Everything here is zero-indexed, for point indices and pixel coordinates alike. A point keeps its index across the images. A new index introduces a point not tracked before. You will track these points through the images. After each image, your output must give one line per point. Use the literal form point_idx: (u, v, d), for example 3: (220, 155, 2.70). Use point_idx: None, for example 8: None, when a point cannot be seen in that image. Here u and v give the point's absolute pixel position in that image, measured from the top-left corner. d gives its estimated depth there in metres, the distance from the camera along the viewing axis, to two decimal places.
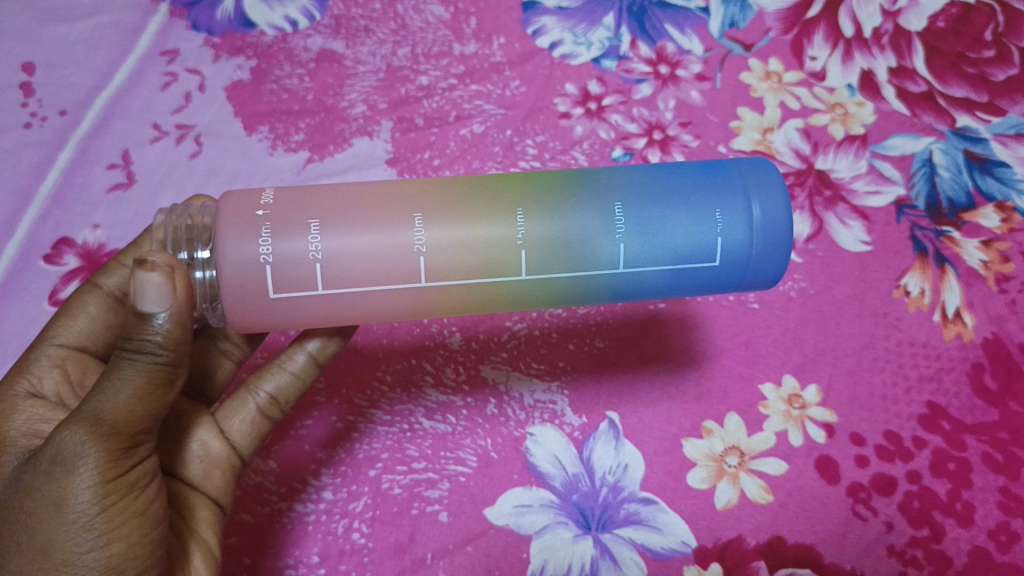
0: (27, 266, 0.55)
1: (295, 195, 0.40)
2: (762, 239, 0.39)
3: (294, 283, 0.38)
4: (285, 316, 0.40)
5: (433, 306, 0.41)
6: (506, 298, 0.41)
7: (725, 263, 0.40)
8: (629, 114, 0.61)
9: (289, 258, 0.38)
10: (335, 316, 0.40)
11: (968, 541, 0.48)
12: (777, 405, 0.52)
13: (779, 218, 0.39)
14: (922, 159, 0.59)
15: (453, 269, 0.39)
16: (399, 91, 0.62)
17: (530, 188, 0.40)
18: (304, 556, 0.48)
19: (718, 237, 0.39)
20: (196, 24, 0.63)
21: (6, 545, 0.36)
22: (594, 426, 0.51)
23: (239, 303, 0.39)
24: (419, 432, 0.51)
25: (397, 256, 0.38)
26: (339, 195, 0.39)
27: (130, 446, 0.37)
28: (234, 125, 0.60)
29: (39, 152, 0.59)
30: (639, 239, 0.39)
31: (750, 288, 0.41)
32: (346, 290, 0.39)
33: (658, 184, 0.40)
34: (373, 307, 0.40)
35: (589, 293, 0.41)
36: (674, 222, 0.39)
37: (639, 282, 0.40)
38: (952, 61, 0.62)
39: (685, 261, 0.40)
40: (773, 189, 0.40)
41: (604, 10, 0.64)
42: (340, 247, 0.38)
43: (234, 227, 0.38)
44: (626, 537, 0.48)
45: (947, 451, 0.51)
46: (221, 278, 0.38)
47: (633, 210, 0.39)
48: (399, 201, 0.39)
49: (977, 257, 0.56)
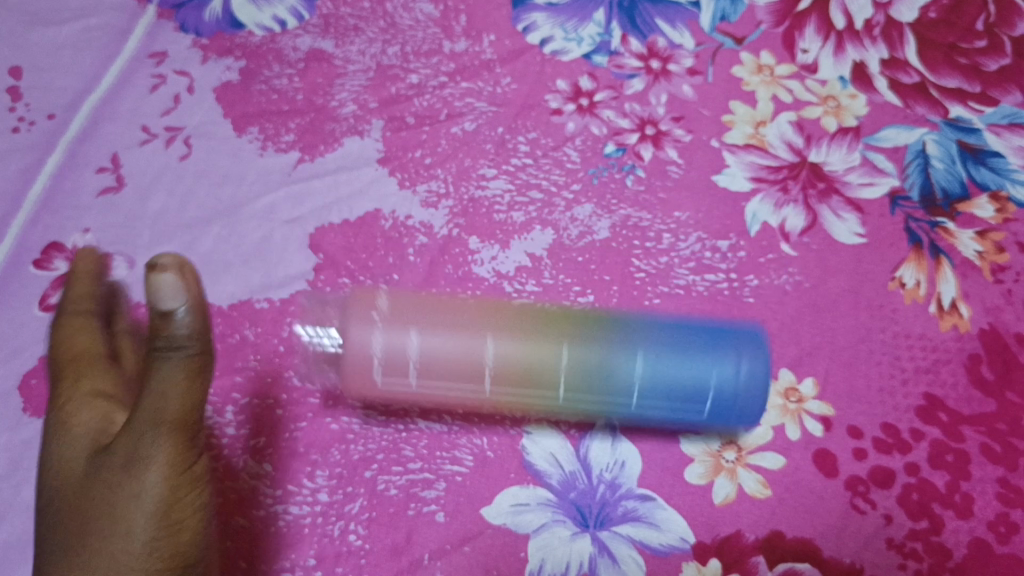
0: (17, 272, 0.55)
1: (404, 304, 0.51)
2: (747, 392, 0.48)
3: (398, 372, 0.49)
4: (391, 399, 0.51)
5: (486, 407, 0.51)
6: (544, 400, 0.50)
7: (715, 404, 0.49)
8: (621, 109, 0.61)
9: (391, 351, 0.49)
10: (426, 403, 0.51)
11: (968, 532, 0.48)
12: (775, 399, 0.51)
13: (760, 377, 0.48)
14: (914, 150, 0.59)
15: (506, 377, 0.49)
16: (389, 90, 0.61)
17: (581, 326, 0.50)
18: (300, 560, 0.47)
19: (714, 384, 0.48)
20: (184, 25, 0.63)
21: (87, 530, 0.39)
22: (590, 424, 0.51)
23: (360, 386, 0.50)
24: (414, 432, 0.51)
25: (467, 359, 0.49)
26: (433, 308, 0.51)
27: (190, 437, 0.39)
28: (224, 127, 0.60)
29: (29, 156, 0.58)
30: (653, 378, 0.49)
31: (736, 431, 0.50)
32: (429, 385, 0.50)
33: (680, 338, 0.49)
34: (442, 400, 0.51)
35: (613, 390, 0.50)
36: (681, 376, 0.49)
37: (652, 399, 0.50)
38: (944, 51, 0.62)
39: (683, 403, 0.49)
40: (760, 360, 0.48)
41: (594, 6, 0.65)
42: (427, 350, 0.49)
43: (358, 319, 0.49)
44: (625, 534, 0.48)
45: (945, 442, 0.50)
46: (347, 357, 0.49)
47: (654, 360, 0.49)
48: (478, 323, 0.50)
49: (972, 248, 0.56)
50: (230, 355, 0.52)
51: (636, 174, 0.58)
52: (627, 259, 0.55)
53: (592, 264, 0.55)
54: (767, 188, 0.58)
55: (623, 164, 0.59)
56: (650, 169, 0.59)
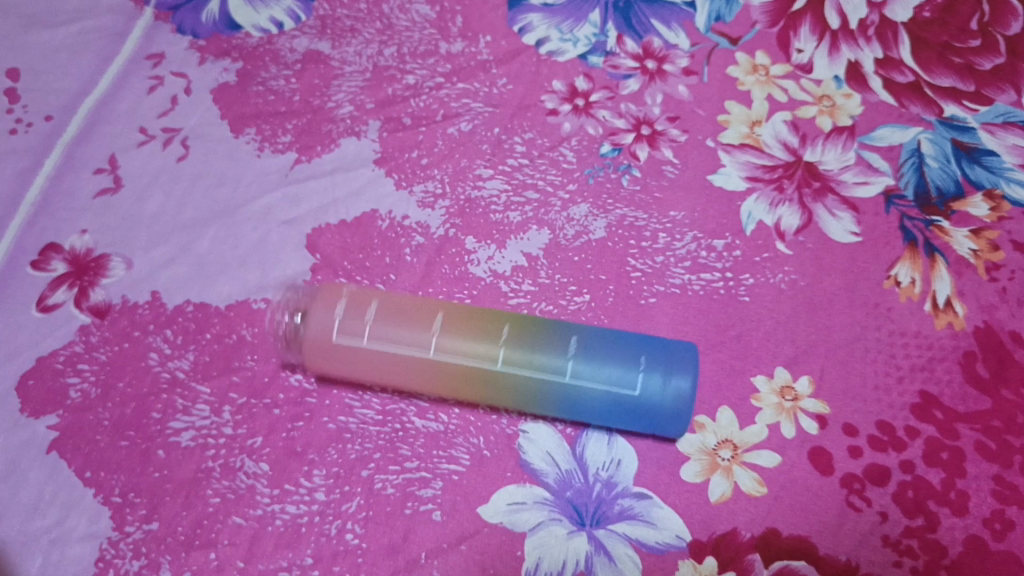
0: (14, 274, 0.55)
1: (361, 296, 0.52)
2: (671, 394, 0.48)
3: (353, 344, 0.50)
4: (343, 369, 0.51)
5: (429, 385, 0.51)
6: (487, 382, 0.50)
7: (644, 403, 0.48)
8: (617, 110, 0.61)
9: (345, 336, 0.50)
10: (363, 376, 0.51)
11: (963, 529, 0.48)
12: (770, 397, 0.52)
13: (684, 385, 0.48)
14: (909, 149, 0.59)
15: (448, 368, 0.50)
16: (386, 91, 0.62)
17: (536, 320, 0.51)
18: (298, 559, 0.47)
19: (638, 383, 0.48)
20: (181, 27, 0.64)
21: None
22: (586, 423, 0.51)
23: (325, 356, 0.50)
24: (411, 432, 0.51)
25: (410, 355, 0.50)
26: (397, 299, 0.52)
27: None
28: (221, 128, 0.60)
29: (26, 157, 0.58)
30: (587, 373, 0.49)
31: (666, 431, 0.49)
32: (383, 357, 0.50)
33: (614, 341, 0.50)
34: (385, 374, 0.51)
35: (546, 379, 0.49)
36: (590, 375, 0.49)
37: (587, 392, 0.49)
38: (938, 50, 0.62)
39: (615, 396, 0.49)
40: (685, 365, 0.49)
41: (590, 7, 0.65)
42: (380, 340, 0.50)
43: (323, 304, 0.50)
44: (621, 532, 0.48)
45: (940, 440, 0.50)
46: (308, 332, 0.50)
47: (582, 353, 0.50)
48: (420, 313, 0.51)
49: (967, 246, 0.56)
50: (227, 355, 0.52)
51: (631, 173, 0.59)
52: (623, 259, 0.56)
53: (588, 264, 0.55)
54: (762, 187, 0.58)
55: (619, 164, 0.59)
56: (646, 169, 0.59)
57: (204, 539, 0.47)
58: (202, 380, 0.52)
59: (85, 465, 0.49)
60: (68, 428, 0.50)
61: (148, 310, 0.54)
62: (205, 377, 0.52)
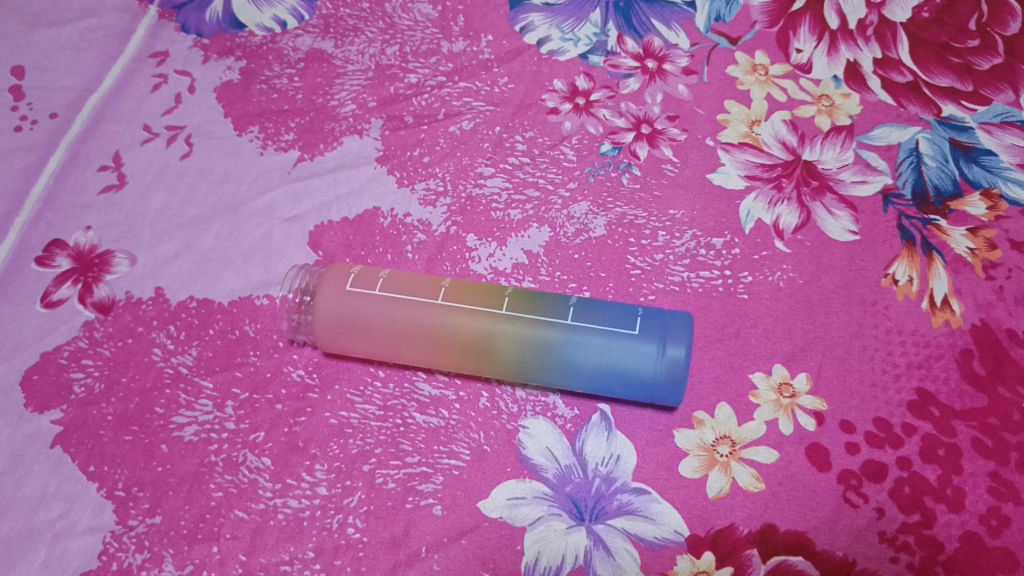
0: (19, 270, 0.56)
1: (368, 271, 0.54)
2: (664, 361, 0.49)
3: (363, 311, 0.52)
4: (357, 345, 0.52)
5: (429, 352, 0.52)
6: (484, 348, 0.51)
7: (637, 370, 0.49)
8: (617, 109, 0.62)
9: (353, 305, 0.52)
10: (375, 349, 0.52)
11: (960, 526, 0.48)
12: (768, 394, 0.52)
13: (679, 352, 0.49)
14: (908, 149, 0.60)
15: (446, 328, 0.51)
16: (388, 89, 0.62)
17: (536, 292, 0.53)
18: (299, 552, 0.47)
19: (632, 348, 0.49)
20: (185, 25, 0.65)
21: None
22: (586, 419, 0.52)
23: (337, 329, 0.52)
24: (412, 427, 0.51)
25: (410, 318, 0.51)
26: (407, 275, 0.54)
27: None
28: (224, 126, 0.61)
29: (31, 154, 0.59)
30: (584, 339, 0.50)
31: (660, 401, 0.50)
32: (390, 326, 0.52)
33: (613, 312, 0.51)
34: (391, 345, 0.52)
35: (544, 345, 0.50)
36: (586, 340, 0.50)
37: (582, 358, 0.50)
38: (936, 51, 0.63)
39: (609, 364, 0.50)
40: (680, 333, 0.49)
41: (591, 7, 0.66)
42: (386, 305, 0.52)
43: (332, 279, 0.53)
44: (620, 527, 0.49)
45: (936, 437, 0.50)
46: (319, 305, 0.52)
47: (578, 321, 0.51)
48: (423, 285, 0.53)
49: (964, 245, 0.56)
50: (230, 350, 0.53)
51: (631, 172, 0.59)
52: (622, 256, 0.56)
53: (589, 261, 0.56)
54: (762, 186, 0.58)
55: (619, 163, 0.59)
56: (645, 167, 0.59)
57: (206, 533, 0.48)
58: (206, 375, 0.52)
59: (89, 459, 0.50)
60: (72, 422, 0.51)
61: (152, 305, 0.54)
62: (209, 372, 0.52)
